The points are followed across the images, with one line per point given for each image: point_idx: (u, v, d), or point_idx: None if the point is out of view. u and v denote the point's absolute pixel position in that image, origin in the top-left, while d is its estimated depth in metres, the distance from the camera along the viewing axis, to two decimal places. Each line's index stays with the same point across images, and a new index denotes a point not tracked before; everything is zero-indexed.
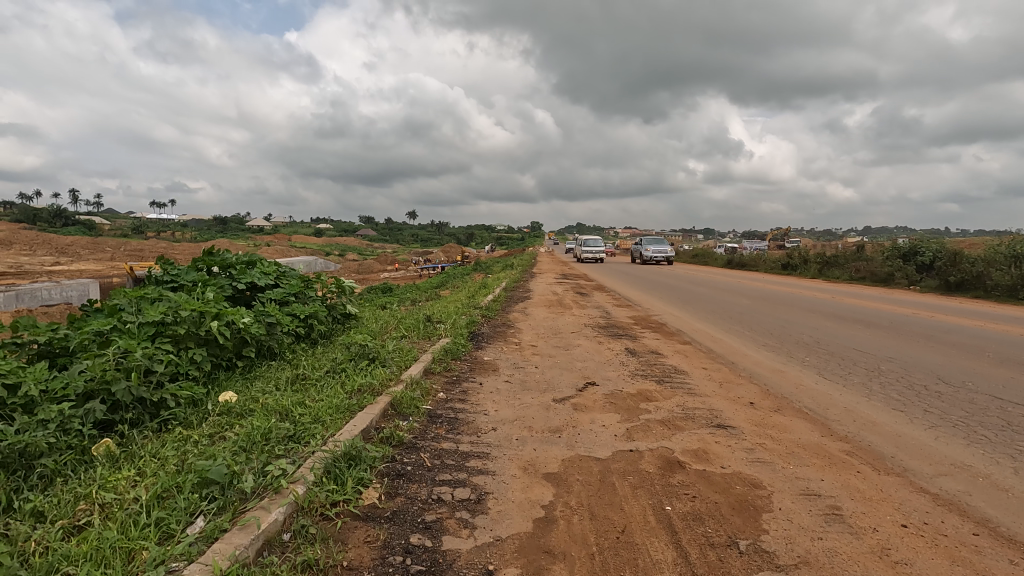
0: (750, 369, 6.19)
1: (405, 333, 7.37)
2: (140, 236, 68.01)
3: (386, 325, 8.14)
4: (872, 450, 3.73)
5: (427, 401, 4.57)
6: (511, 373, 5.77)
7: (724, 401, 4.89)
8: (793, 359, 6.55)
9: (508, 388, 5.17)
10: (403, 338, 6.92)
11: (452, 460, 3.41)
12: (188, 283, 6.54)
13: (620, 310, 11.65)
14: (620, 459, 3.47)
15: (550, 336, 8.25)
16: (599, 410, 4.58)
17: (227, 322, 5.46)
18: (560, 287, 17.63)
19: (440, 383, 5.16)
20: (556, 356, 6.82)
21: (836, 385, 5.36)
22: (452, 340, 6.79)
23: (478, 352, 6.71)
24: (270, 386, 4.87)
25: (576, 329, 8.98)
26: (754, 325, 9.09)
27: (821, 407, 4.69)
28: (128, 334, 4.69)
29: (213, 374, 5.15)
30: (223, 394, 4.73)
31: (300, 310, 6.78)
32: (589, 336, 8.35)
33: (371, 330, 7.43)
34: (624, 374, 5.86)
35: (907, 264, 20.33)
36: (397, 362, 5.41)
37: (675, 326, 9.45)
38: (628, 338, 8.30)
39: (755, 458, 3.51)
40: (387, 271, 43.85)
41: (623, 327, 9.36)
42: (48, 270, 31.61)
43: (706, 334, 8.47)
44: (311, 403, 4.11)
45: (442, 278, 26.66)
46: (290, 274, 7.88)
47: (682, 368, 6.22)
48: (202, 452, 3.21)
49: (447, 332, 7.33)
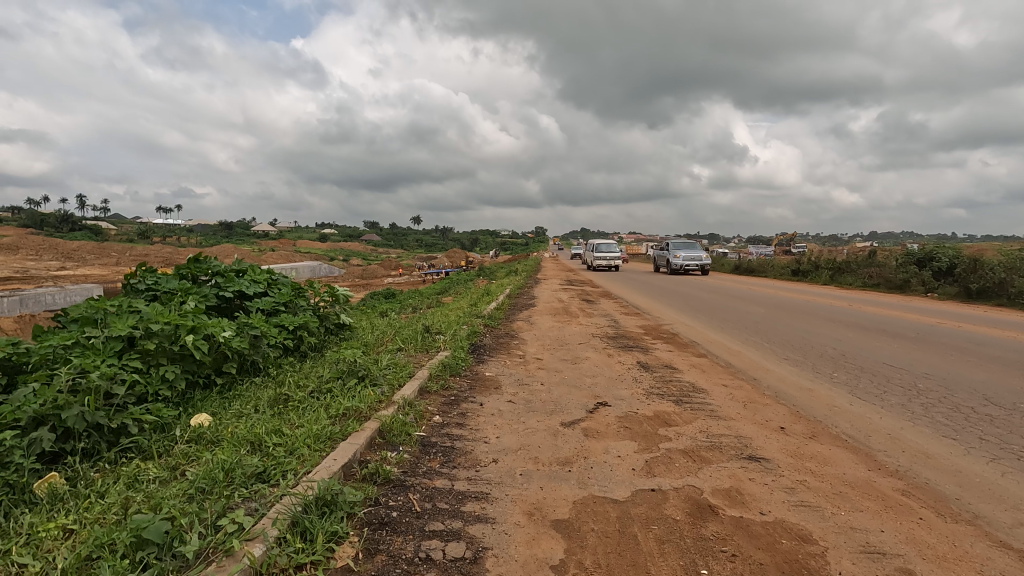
0: (774, 386, 5.68)
1: (401, 345, 6.90)
2: (145, 240, 67.93)
3: (383, 336, 7.69)
4: (932, 491, 3.23)
5: (421, 427, 4.09)
6: (515, 392, 5.29)
7: (752, 425, 4.38)
8: (821, 376, 6.04)
9: (511, 410, 4.68)
10: (400, 352, 6.45)
11: (446, 503, 2.93)
12: (168, 292, 6.11)
13: (629, 320, 11.13)
14: (641, 502, 2.98)
15: (557, 348, 7.77)
16: (613, 437, 4.08)
17: (205, 335, 5.01)
18: (566, 293, 17.18)
19: (436, 404, 4.68)
20: (563, 371, 6.33)
21: (874, 406, 4.85)
22: (452, 354, 6.32)
23: (479, 367, 6.23)
24: (249, 408, 4.42)
25: (584, 340, 8.47)
26: (773, 337, 8.57)
27: (863, 433, 4.18)
28: (92, 351, 4.24)
29: (188, 393, 4.71)
30: (196, 417, 4.28)
31: (289, 321, 6.33)
32: (598, 348, 7.85)
33: (366, 343, 6.97)
34: (639, 393, 5.36)
35: (922, 270, 19.78)
36: (390, 381, 4.94)
37: (688, 336, 8.93)
38: (639, 349, 7.79)
39: (799, 501, 3.01)
40: (390, 276, 43.35)
41: (633, 338, 8.85)
42: (50, 275, 31.29)
43: (722, 346, 7.96)
44: (288, 431, 3.64)
45: (446, 283, 26.27)
46: (281, 281, 7.44)
47: (701, 386, 5.70)
48: (152, 497, 2.74)
49: (446, 344, 6.85)
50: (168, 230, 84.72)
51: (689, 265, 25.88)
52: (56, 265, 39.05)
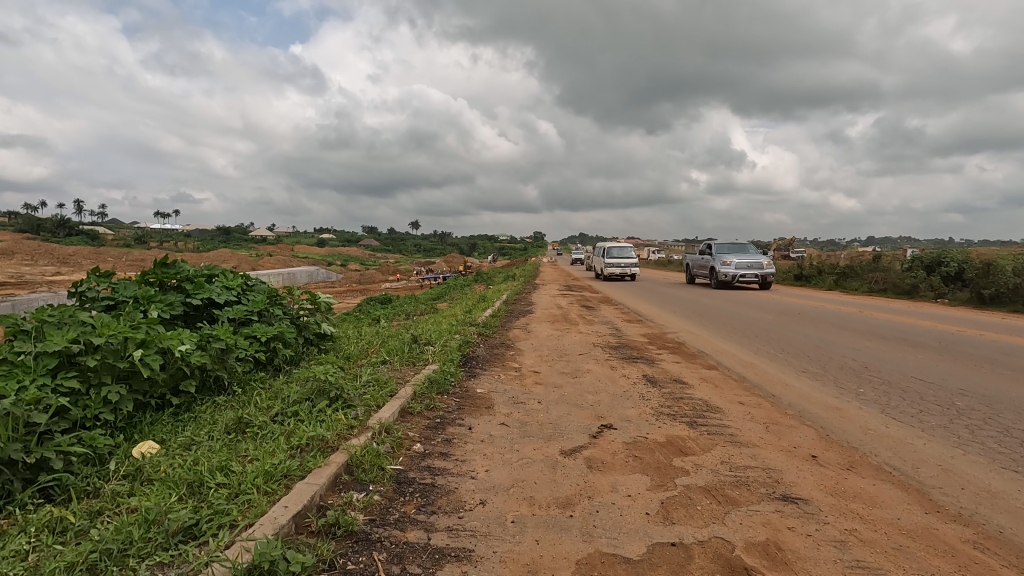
0: (797, 404, 5.13)
1: (385, 358, 6.31)
2: (142, 245, 67.34)
3: (368, 347, 7.15)
4: (1008, 542, 2.68)
5: (397, 458, 3.52)
6: (509, 413, 4.70)
7: (780, 454, 3.83)
8: (847, 392, 5.48)
9: (503, 435, 4.10)
10: (383, 366, 5.90)
11: (419, 566, 2.36)
12: (126, 300, 5.54)
13: (631, 328, 10.55)
14: (660, 562, 2.42)
15: (555, 360, 7.19)
16: (621, 470, 3.51)
17: (160, 349, 4.44)
18: (565, 299, 16.67)
19: (419, 429, 4.10)
20: (563, 387, 5.74)
21: (914, 429, 4.29)
22: (440, 368, 5.74)
23: (470, 382, 5.66)
24: (203, 433, 3.86)
25: (585, 351, 7.88)
26: (786, 346, 8.03)
27: (909, 463, 3.62)
28: (20, 369, 3.67)
29: (136, 416, 4.15)
30: (141, 445, 3.73)
31: (261, 331, 5.77)
32: (600, 359, 7.26)
33: (349, 357, 6.45)
34: (648, 414, 4.78)
35: (930, 275, 19.26)
36: (367, 401, 4.37)
37: (696, 347, 8.35)
38: (644, 361, 7.20)
39: (852, 560, 2.45)
40: (386, 281, 42.60)
41: (637, 348, 8.28)
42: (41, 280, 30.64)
43: (732, 357, 7.42)
44: (238, 467, 3.08)
45: (441, 288, 25.75)
46: (257, 288, 6.86)
47: (715, 405, 5.14)
48: (45, 566, 2.18)
49: (435, 357, 6.28)
50: (164, 235, 83.97)
51: (743, 273, 19.51)
52: (46, 269, 38.37)
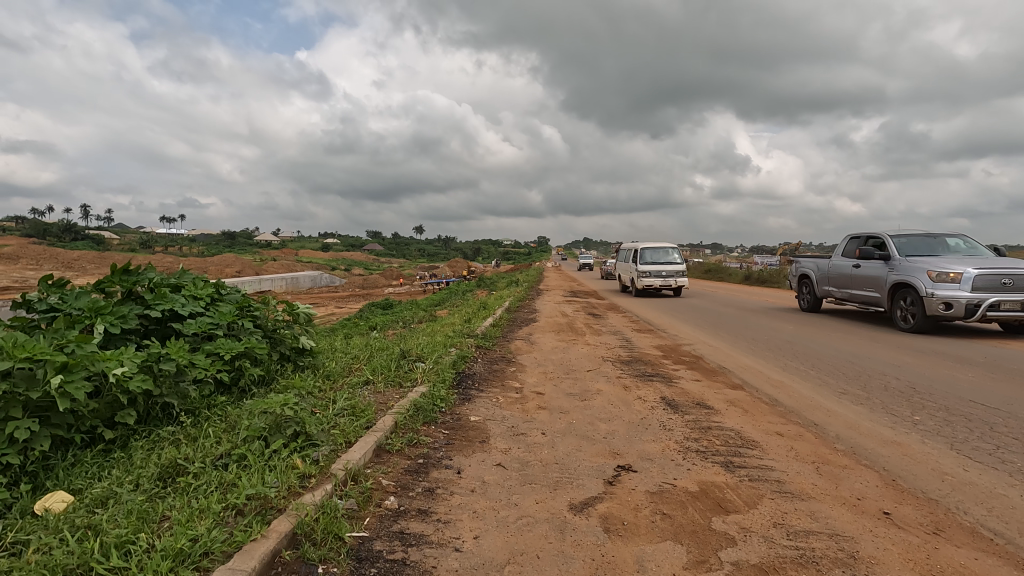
0: (847, 437, 4.35)
1: (367, 379, 5.54)
2: (144, 250, 66.85)
3: (353, 364, 6.40)
4: None
5: (363, 521, 2.77)
6: (508, 450, 3.93)
7: (845, 510, 3.06)
8: (902, 422, 4.71)
9: (499, 482, 3.35)
10: (364, 390, 5.15)
11: None
12: (74, 312, 4.85)
13: (642, 339, 9.77)
14: None
15: (561, 378, 6.42)
16: (647, 536, 2.75)
17: (92, 373, 3.72)
18: (569, 306, 15.93)
19: (395, 474, 3.35)
20: (571, 414, 4.96)
21: (1002, 475, 3.52)
22: (429, 391, 4.98)
23: (464, 408, 4.90)
24: (128, 480, 3.14)
25: (594, 367, 7.11)
26: (817, 363, 7.23)
27: (1012, 528, 2.87)
28: None
29: (53, 457, 3.43)
30: (48, 496, 3.01)
31: (226, 348, 5.05)
32: (611, 377, 6.48)
33: (328, 377, 5.72)
34: (673, 451, 4.01)
35: None
36: (336, 437, 3.62)
37: (717, 362, 7.54)
38: (661, 380, 6.41)
39: None
40: (388, 286, 41.80)
41: (652, 364, 7.48)
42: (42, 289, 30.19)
43: (760, 376, 6.63)
44: (144, 541, 2.34)
45: (443, 293, 25.04)
46: (229, 297, 6.12)
47: (750, 437, 4.37)
48: None
49: (425, 377, 5.51)
50: (167, 240, 83.88)
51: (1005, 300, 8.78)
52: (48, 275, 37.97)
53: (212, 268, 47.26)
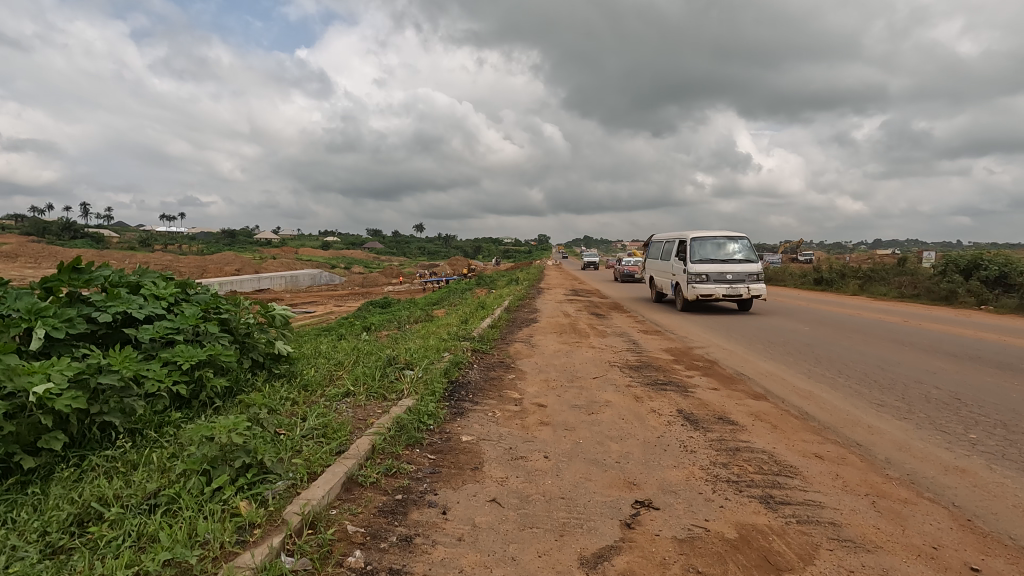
0: (900, 461, 3.74)
1: (347, 392, 4.93)
2: (143, 249, 66.27)
3: (334, 372, 5.79)
4: None
5: None
6: (504, 480, 3.33)
7: (924, 567, 2.45)
8: (960, 442, 4.09)
9: (492, 526, 2.74)
10: (341, 406, 4.55)
11: None
12: (9, 315, 4.24)
13: (650, 342, 9.16)
14: None
15: (565, 386, 5.82)
16: None
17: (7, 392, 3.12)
18: (571, 306, 15.36)
19: (365, 516, 2.74)
20: (577, 431, 4.35)
21: None
22: (415, 406, 4.38)
23: (455, 425, 4.30)
24: (31, 527, 2.54)
25: (600, 374, 6.49)
26: (843, 369, 6.61)
27: None
28: None
29: None
30: None
31: (185, 356, 4.46)
32: (620, 386, 5.86)
33: (304, 389, 5.13)
34: (699, 480, 3.39)
35: (966, 280, 17.79)
36: (297, 468, 3.02)
37: (734, 369, 6.91)
38: (675, 389, 5.79)
39: None
40: (387, 285, 41.14)
41: (663, 370, 6.86)
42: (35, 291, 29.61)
43: (784, 384, 6.00)
44: None
45: (441, 292, 24.52)
46: (197, 299, 5.52)
47: (787, 462, 3.75)
48: None
49: (412, 389, 4.90)
50: (166, 239, 83.01)
51: None
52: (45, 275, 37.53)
53: (209, 266, 46.67)
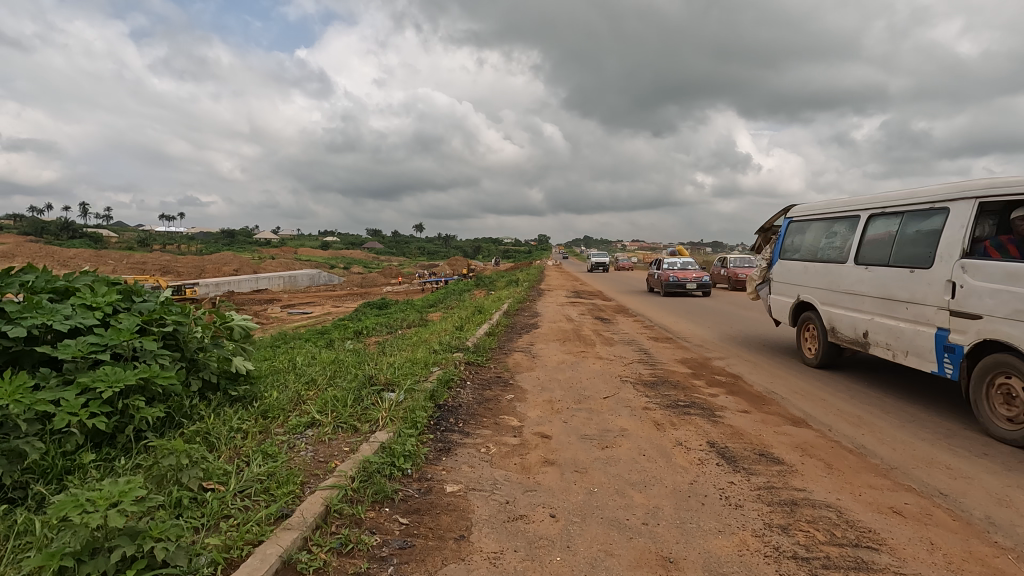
0: (1008, 526, 2.91)
1: (310, 423, 4.09)
2: (140, 248, 65.70)
3: (303, 394, 4.94)
4: None
5: None
6: (497, 557, 2.51)
7: None
8: None
9: None
10: (300, 443, 3.70)
11: None
12: None
13: (663, 351, 8.35)
14: None
15: (573, 410, 4.99)
16: None
17: None
18: (574, 309, 14.57)
19: None
20: (590, 475, 3.54)
21: None
22: (389, 444, 3.53)
23: (439, 467, 3.47)
24: None
25: (611, 393, 5.66)
26: (889, 388, 5.78)
27: None
28: None
29: None
30: None
31: (109, 380, 3.64)
32: (636, 410, 5.02)
33: (262, 419, 4.29)
34: (756, 556, 2.57)
35: None
36: (212, 552, 2.20)
37: (763, 386, 6.07)
38: (700, 414, 4.95)
39: None
40: (384, 285, 40.42)
41: (682, 388, 6.01)
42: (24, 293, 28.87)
43: (827, 407, 5.16)
44: None
45: (440, 293, 23.83)
46: (142, 309, 4.69)
47: (861, 523, 2.93)
48: None
49: (389, 418, 4.06)
50: (166, 238, 82.47)
51: None
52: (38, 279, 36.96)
53: (204, 266, 45.90)
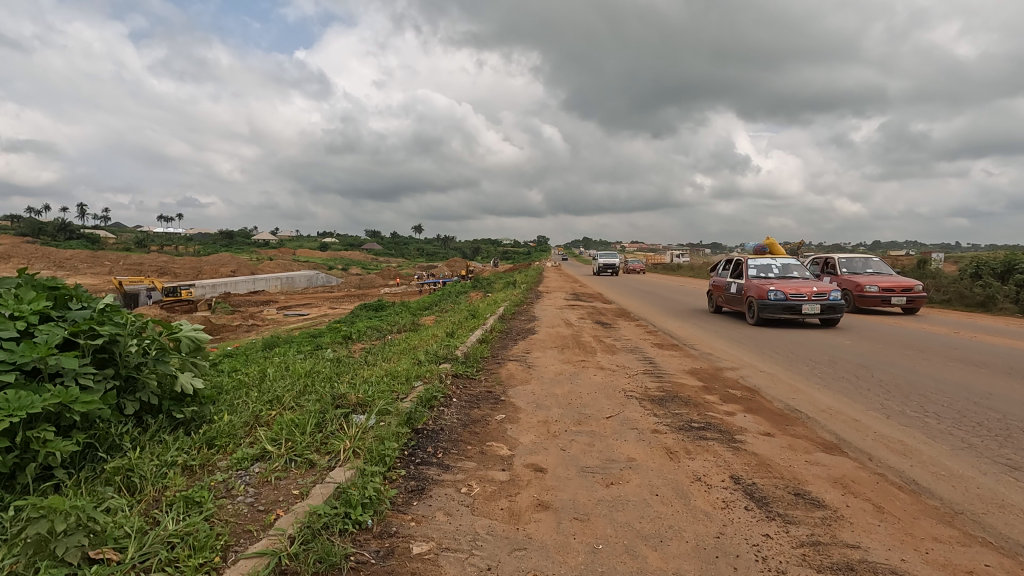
0: None
1: (259, 456, 3.44)
2: (135, 249, 65.11)
3: (261, 417, 4.30)
4: None
5: None
6: None
7: None
8: None
9: None
10: (241, 483, 3.05)
11: None
12: None
13: (669, 360, 7.73)
14: None
15: (571, 434, 4.34)
16: None
17: None
18: (573, 313, 13.97)
19: None
20: (594, 526, 2.89)
21: None
22: (344, 489, 2.88)
23: (406, 518, 2.82)
24: None
25: (615, 412, 5.02)
26: (928, 407, 5.13)
27: None
28: None
29: None
30: None
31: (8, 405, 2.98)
32: (644, 434, 4.38)
33: (205, 449, 3.65)
34: None
35: (1001, 283, 16.39)
36: None
37: (784, 403, 5.43)
38: (718, 439, 4.31)
39: None
40: (380, 287, 39.89)
41: (694, 405, 5.35)
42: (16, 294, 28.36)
43: (862, 431, 4.52)
44: None
45: (436, 295, 23.30)
46: (75, 316, 4.02)
47: None
48: None
49: (352, 450, 3.41)
50: (162, 239, 81.98)
51: None
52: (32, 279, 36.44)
53: (200, 267, 45.35)
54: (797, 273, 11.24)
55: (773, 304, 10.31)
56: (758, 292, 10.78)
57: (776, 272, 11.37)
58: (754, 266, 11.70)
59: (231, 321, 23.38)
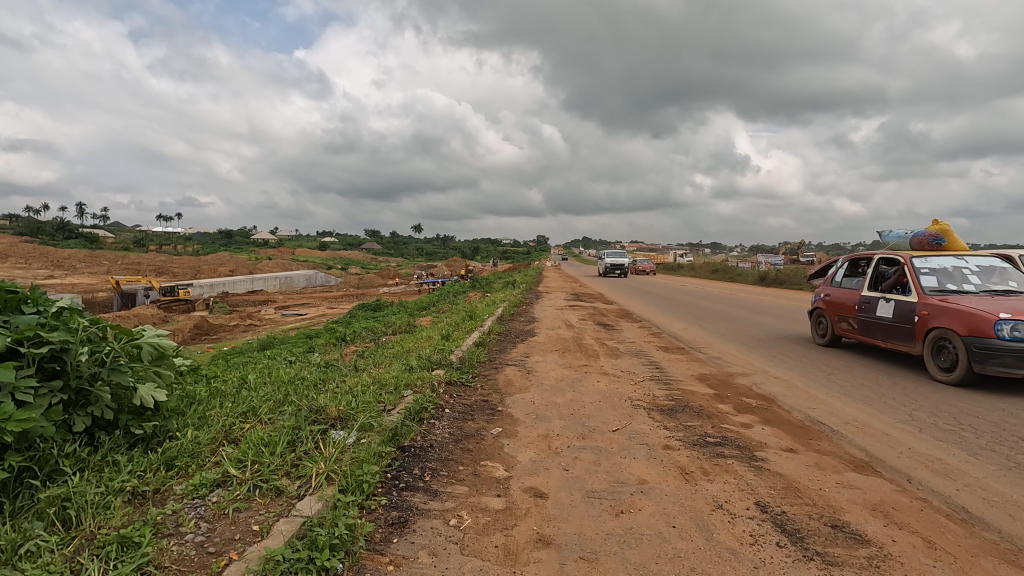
0: None
1: (221, 481, 3.01)
2: (135, 248, 64.90)
3: (231, 433, 3.88)
4: None
5: None
6: None
7: None
8: None
9: None
10: (193, 516, 2.63)
11: None
12: None
13: (676, 364, 7.31)
14: None
15: (574, 452, 3.92)
16: None
17: None
18: (574, 313, 13.54)
19: None
20: (603, 567, 2.47)
21: None
22: (308, 527, 2.46)
23: (383, 562, 2.39)
24: None
25: (622, 424, 4.61)
26: (963, 418, 4.70)
27: None
28: None
29: None
30: None
31: None
32: (656, 451, 3.96)
33: (162, 471, 3.23)
34: None
35: None
36: None
37: (804, 414, 5.01)
38: (738, 456, 3.90)
39: None
40: (379, 287, 39.44)
41: (707, 416, 4.92)
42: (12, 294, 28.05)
43: (895, 447, 4.10)
44: None
45: (435, 295, 22.91)
46: (22, 319, 3.57)
47: None
48: None
49: (325, 476, 2.99)
50: (161, 238, 81.53)
51: None
52: (29, 278, 36.08)
53: (198, 267, 44.97)
54: (1013, 285, 6.21)
55: (1007, 349, 5.21)
56: (963, 322, 5.63)
57: (975, 286, 6.27)
58: (927, 270, 6.60)
59: (228, 320, 22.99)
